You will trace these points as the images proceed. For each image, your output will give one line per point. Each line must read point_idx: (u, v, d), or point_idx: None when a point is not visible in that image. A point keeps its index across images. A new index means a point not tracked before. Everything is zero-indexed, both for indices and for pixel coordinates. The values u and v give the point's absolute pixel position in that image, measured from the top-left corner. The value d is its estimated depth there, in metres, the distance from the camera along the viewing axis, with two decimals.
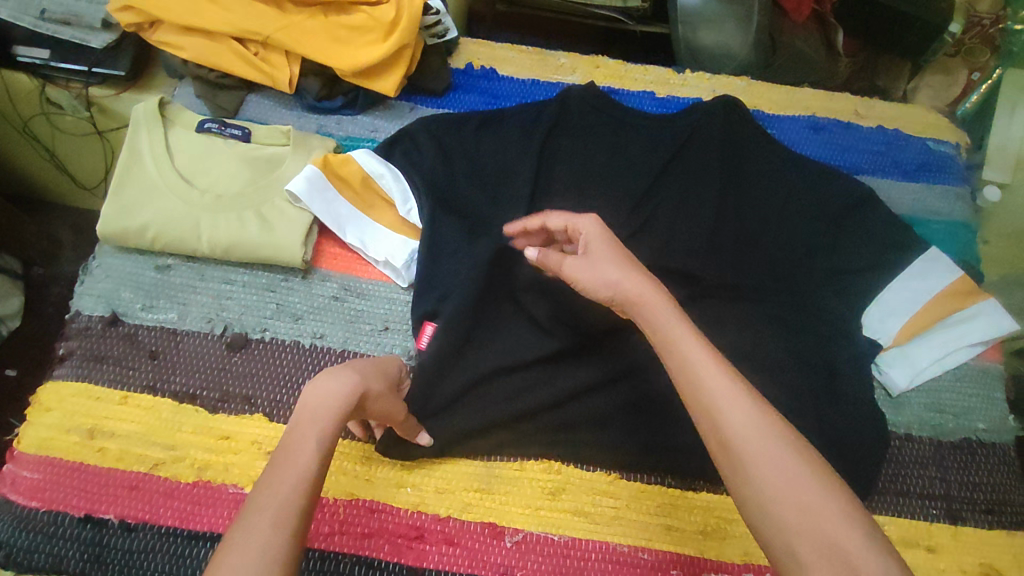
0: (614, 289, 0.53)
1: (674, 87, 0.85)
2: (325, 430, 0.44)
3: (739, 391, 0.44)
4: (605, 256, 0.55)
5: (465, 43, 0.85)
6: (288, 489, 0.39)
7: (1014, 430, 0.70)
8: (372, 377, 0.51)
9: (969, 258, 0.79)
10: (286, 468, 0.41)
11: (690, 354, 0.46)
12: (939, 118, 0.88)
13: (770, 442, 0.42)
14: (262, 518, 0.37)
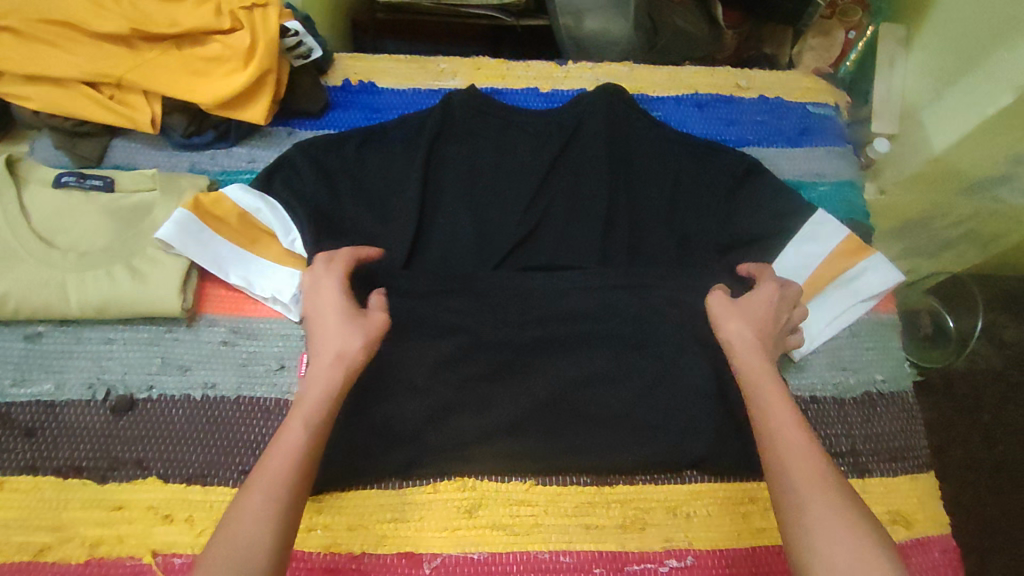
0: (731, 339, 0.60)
1: (557, 80, 0.85)
2: (306, 414, 0.52)
3: (815, 454, 0.51)
4: (739, 310, 0.62)
5: (340, 58, 0.82)
6: (276, 477, 0.48)
7: (910, 376, 0.73)
8: (341, 338, 0.57)
9: (857, 215, 0.82)
10: (277, 452, 0.50)
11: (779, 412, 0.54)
12: (817, 81, 0.90)
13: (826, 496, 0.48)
14: (256, 500, 0.47)
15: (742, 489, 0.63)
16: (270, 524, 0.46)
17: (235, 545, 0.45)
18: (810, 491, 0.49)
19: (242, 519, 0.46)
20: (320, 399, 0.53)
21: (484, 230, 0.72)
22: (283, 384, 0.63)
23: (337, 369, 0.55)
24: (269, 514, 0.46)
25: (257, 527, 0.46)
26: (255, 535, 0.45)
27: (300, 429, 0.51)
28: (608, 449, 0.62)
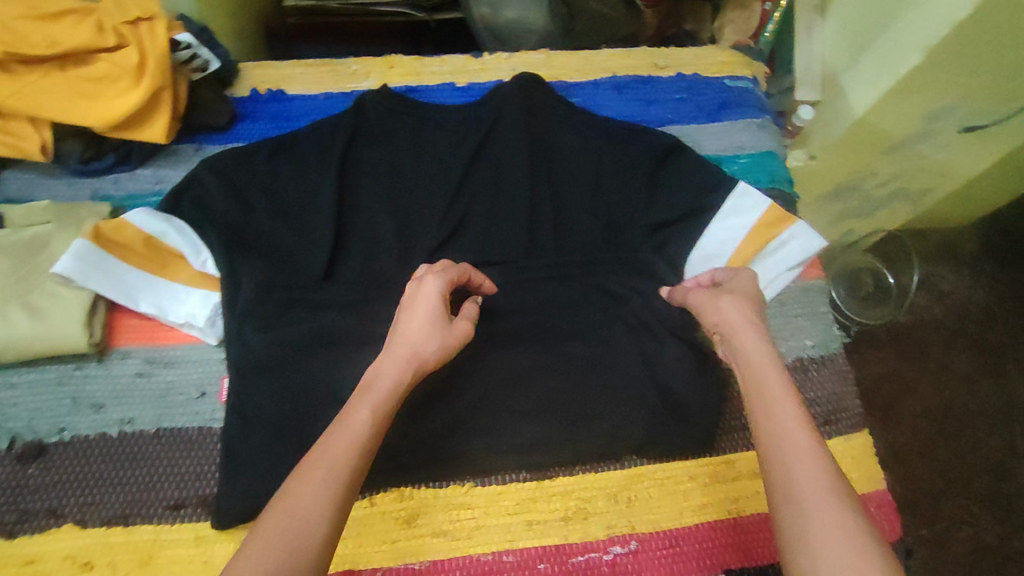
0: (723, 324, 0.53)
1: (473, 73, 0.83)
2: (376, 403, 0.45)
3: (819, 453, 0.41)
4: (730, 294, 0.55)
5: (246, 69, 0.80)
6: (342, 458, 0.41)
7: (840, 338, 0.75)
8: (421, 330, 0.51)
9: (780, 184, 0.82)
10: (341, 437, 0.43)
11: (777, 401, 0.44)
12: (733, 54, 0.90)
13: (827, 502, 0.38)
14: (312, 483, 0.40)
15: (681, 468, 0.64)
16: (327, 515, 0.39)
17: (276, 538, 0.37)
18: (809, 493, 0.39)
19: (297, 504, 0.38)
20: (389, 391, 0.47)
21: (407, 232, 0.70)
22: (204, 412, 0.61)
23: (410, 367, 0.48)
24: (326, 503, 0.39)
25: (305, 513, 0.38)
26: (301, 522, 0.38)
27: (368, 413, 0.44)
28: (544, 442, 0.62)
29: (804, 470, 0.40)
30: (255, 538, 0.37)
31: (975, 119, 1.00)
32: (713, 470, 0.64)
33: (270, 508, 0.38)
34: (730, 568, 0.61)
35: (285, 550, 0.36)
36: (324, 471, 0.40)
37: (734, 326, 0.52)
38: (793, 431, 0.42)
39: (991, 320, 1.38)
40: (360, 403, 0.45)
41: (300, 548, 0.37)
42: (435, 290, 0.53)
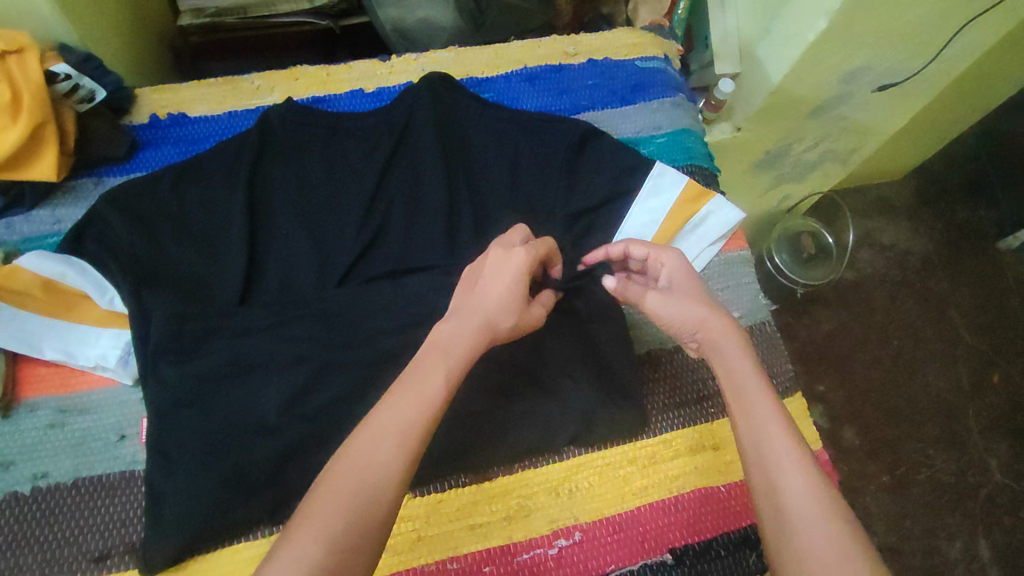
0: (696, 329, 0.55)
1: (382, 78, 0.82)
2: (451, 365, 0.47)
3: (807, 466, 0.46)
4: (689, 291, 0.57)
5: (142, 93, 0.76)
6: (406, 421, 0.44)
7: (765, 307, 0.77)
8: (502, 304, 0.52)
9: (698, 161, 0.83)
10: (413, 396, 0.45)
11: (756, 419, 0.49)
12: (642, 36, 0.91)
13: (821, 518, 0.43)
14: (383, 446, 0.42)
15: (620, 453, 0.64)
16: (394, 476, 0.42)
17: (342, 500, 0.40)
18: (804, 510, 0.44)
19: (365, 464, 0.41)
20: (466, 353, 0.49)
21: (324, 249, 0.69)
22: (123, 456, 0.59)
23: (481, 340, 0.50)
24: (395, 467, 0.42)
25: (377, 471, 0.41)
26: (367, 483, 0.41)
27: (445, 381, 0.46)
28: (479, 446, 0.61)
29: (797, 488, 0.45)
30: (317, 500, 0.40)
31: (889, 78, 1.07)
32: (651, 452, 0.65)
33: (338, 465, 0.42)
34: (673, 546, 0.62)
35: (351, 513, 0.40)
36: (398, 432, 0.43)
37: (711, 334, 0.54)
38: (781, 449, 0.47)
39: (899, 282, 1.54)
40: (434, 365, 0.47)
41: (366, 511, 0.40)
42: (524, 262, 0.54)
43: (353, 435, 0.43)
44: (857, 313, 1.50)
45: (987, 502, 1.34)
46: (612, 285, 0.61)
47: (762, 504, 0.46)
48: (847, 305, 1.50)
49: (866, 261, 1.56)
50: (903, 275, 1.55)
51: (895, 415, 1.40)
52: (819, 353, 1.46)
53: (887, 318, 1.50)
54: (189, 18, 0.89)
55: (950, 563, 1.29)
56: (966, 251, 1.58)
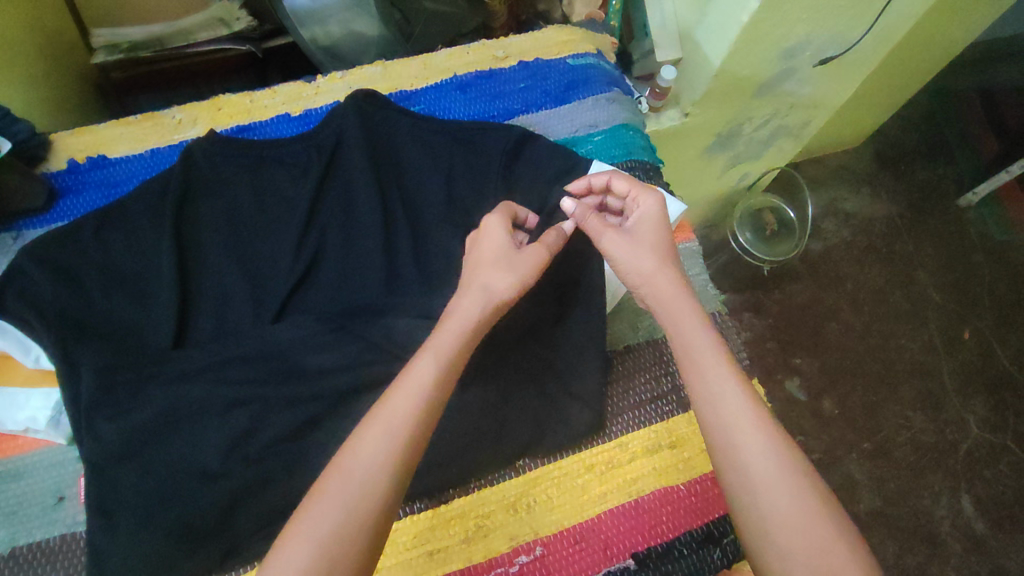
0: (645, 281, 0.56)
1: (308, 99, 0.80)
2: (441, 359, 0.50)
3: (756, 412, 0.48)
4: (638, 243, 0.58)
5: (59, 138, 0.75)
6: (386, 432, 0.45)
7: (715, 297, 0.76)
8: (492, 273, 0.56)
9: (637, 155, 0.83)
10: (403, 397, 0.47)
11: (712, 370, 0.50)
12: (572, 32, 0.90)
13: (771, 465, 0.46)
14: (374, 449, 0.45)
15: (576, 462, 0.64)
16: (386, 478, 0.44)
17: (335, 502, 0.42)
18: (756, 457, 0.46)
19: (355, 468, 0.44)
20: (456, 346, 0.52)
21: (259, 282, 0.68)
22: (62, 518, 0.58)
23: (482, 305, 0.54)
24: (388, 473, 0.44)
25: (368, 475, 0.44)
26: (361, 479, 0.44)
27: (436, 373, 0.49)
28: (432, 470, 0.60)
29: (749, 436, 0.47)
30: (309, 508, 0.43)
31: (827, 52, 1.07)
32: (607, 457, 0.64)
33: (331, 473, 0.44)
34: (636, 550, 0.61)
35: (341, 522, 0.42)
36: (389, 435, 0.45)
37: (661, 288, 0.55)
38: (731, 399, 0.49)
39: (863, 250, 1.54)
40: (419, 368, 0.49)
41: (357, 515, 0.42)
42: (500, 230, 0.60)
43: (346, 442, 0.46)
44: (826, 282, 1.51)
45: (967, 457, 1.35)
46: (574, 212, 0.62)
47: (717, 453, 0.48)
48: (816, 276, 1.51)
49: (830, 230, 1.57)
50: (868, 241, 1.56)
51: (870, 378, 1.42)
52: (790, 326, 1.46)
53: (856, 284, 1.51)
54: (104, 54, 0.89)
55: (937, 521, 1.29)
56: (929, 212, 1.59)
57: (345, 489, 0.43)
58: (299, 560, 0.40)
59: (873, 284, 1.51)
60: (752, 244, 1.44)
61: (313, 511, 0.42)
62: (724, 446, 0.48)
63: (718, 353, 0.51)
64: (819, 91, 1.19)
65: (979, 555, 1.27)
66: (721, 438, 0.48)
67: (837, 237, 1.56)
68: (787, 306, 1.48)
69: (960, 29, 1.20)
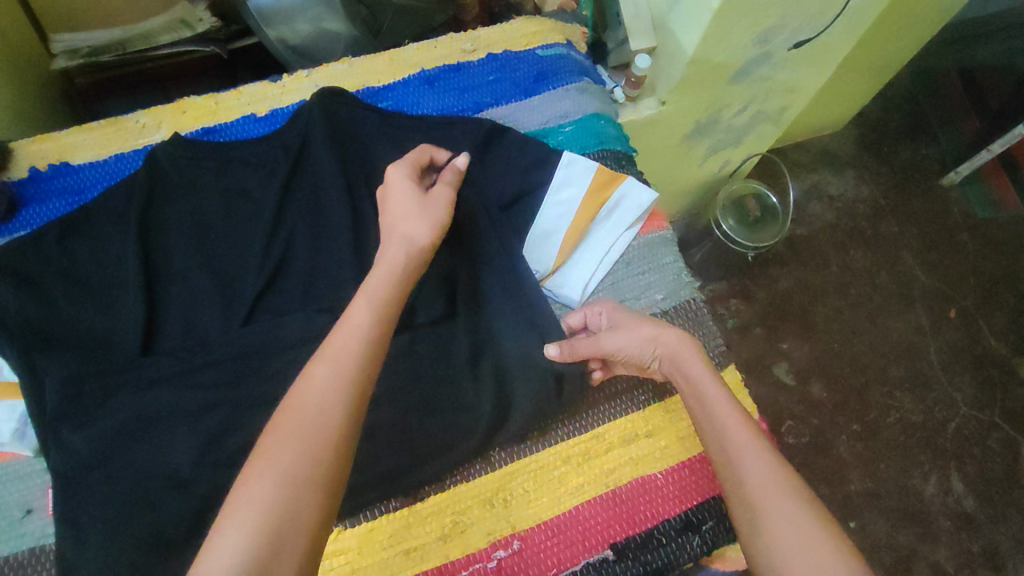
0: (666, 356, 0.62)
1: (273, 100, 0.79)
2: (372, 299, 0.54)
3: (763, 452, 0.53)
4: (645, 324, 0.63)
5: (19, 147, 0.74)
6: (335, 366, 0.49)
7: (689, 285, 0.75)
8: (406, 221, 0.61)
9: (608, 145, 0.82)
10: (344, 335, 0.51)
11: (733, 438, 0.54)
12: (541, 23, 0.89)
13: (778, 500, 0.50)
14: (326, 388, 0.48)
15: (553, 454, 0.63)
16: (337, 401, 0.48)
17: (294, 443, 0.45)
18: (765, 494, 0.51)
19: (309, 399, 0.47)
20: (385, 286, 0.56)
21: (229, 285, 0.67)
22: (29, 532, 0.57)
23: (405, 248, 0.59)
24: (337, 397, 0.48)
25: (319, 403, 0.47)
26: (317, 415, 0.47)
27: (367, 312, 0.53)
28: (407, 467, 0.60)
29: (757, 475, 0.52)
30: (269, 442, 0.46)
31: (802, 35, 1.06)
32: (584, 449, 0.64)
33: (285, 410, 0.47)
34: (614, 541, 0.61)
35: (298, 446, 0.45)
36: (333, 366, 0.49)
37: (670, 352, 0.61)
38: (740, 442, 0.54)
39: (847, 233, 1.54)
40: (360, 309, 0.53)
41: (318, 440, 0.46)
42: (402, 178, 0.64)
43: (296, 383, 0.49)
44: (811, 266, 1.51)
45: (956, 435, 1.35)
46: (559, 354, 0.62)
47: (731, 495, 0.53)
48: (802, 261, 1.51)
49: (815, 214, 1.56)
50: (853, 224, 1.56)
51: (858, 360, 1.42)
52: (777, 311, 1.46)
53: (843, 267, 1.51)
54: (64, 59, 0.88)
55: (927, 500, 1.30)
56: (912, 192, 1.59)
57: (301, 429, 0.46)
58: (262, 486, 0.44)
59: (859, 266, 1.51)
60: (734, 229, 1.41)
61: (271, 451, 0.45)
62: (748, 518, 0.51)
63: (726, 402, 0.57)
64: (795, 76, 1.19)
65: (970, 532, 1.28)
66: (734, 478, 0.53)
67: (822, 221, 1.56)
68: (773, 291, 1.48)
69: (935, 9, 1.20)
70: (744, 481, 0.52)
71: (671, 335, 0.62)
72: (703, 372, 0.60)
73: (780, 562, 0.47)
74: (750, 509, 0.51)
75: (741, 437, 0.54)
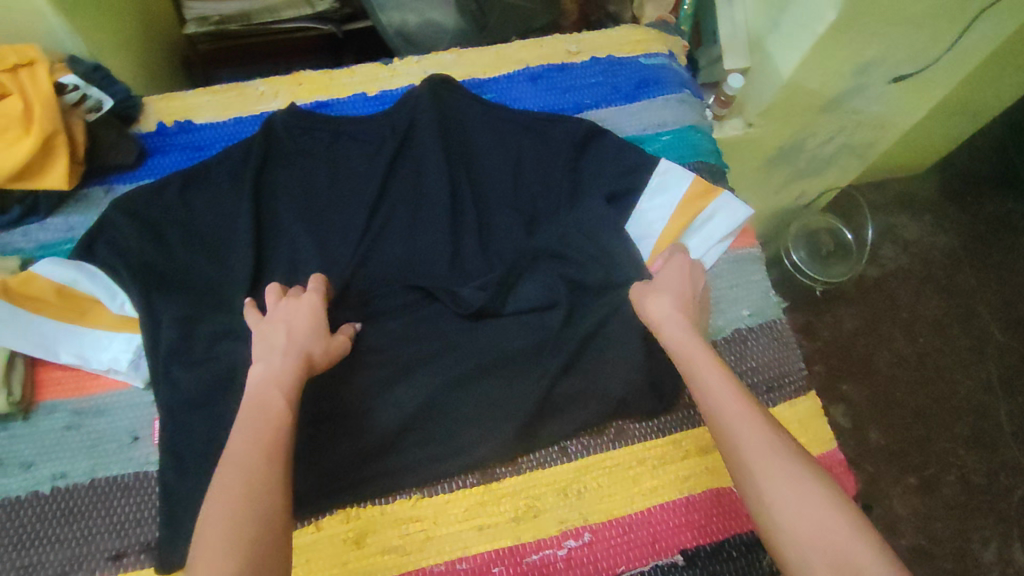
0: (665, 325, 0.61)
1: (384, 81, 0.82)
2: (281, 386, 0.53)
3: (754, 413, 0.52)
4: (665, 290, 0.63)
5: (150, 101, 0.78)
6: (256, 455, 0.48)
7: (776, 304, 0.75)
8: (316, 341, 0.58)
9: (703, 158, 0.82)
10: (259, 424, 0.50)
11: (728, 402, 0.53)
12: (646, 32, 0.90)
13: (776, 465, 0.49)
14: (254, 473, 0.47)
15: (629, 453, 0.64)
16: (274, 484, 0.47)
17: (233, 531, 0.44)
18: (764, 460, 0.49)
19: (239, 488, 0.46)
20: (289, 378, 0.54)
21: (329, 252, 0.70)
22: (135, 458, 0.61)
23: (302, 360, 0.56)
24: (273, 477, 0.47)
25: (255, 484, 0.46)
26: (254, 496, 0.46)
27: (280, 400, 0.52)
28: (487, 443, 0.62)
29: (753, 439, 0.50)
30: (207, 539, 0.44)
31: (904, 69, 1.04)
32: (661, 453, 0.65)
33: (217, 503, 0.45)
34: (684, 547, 0.61)
35: (246, 531, 0.44)
36: (260, 446, 0.48)
37: (665, 329, 0.60)
38: (734, 410, 0.52)
39: (921, 280, 1.50)
40: (267, 396, 0.52)
41: (264, 524, 0.45)
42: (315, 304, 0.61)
43: (217, 478, 0.47)
44: (879, 310, 1.47)
45: (1021, 503, 1.29)
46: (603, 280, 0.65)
47: (731, 466, 0.51)
48: (870, 302, 1.47)
49: (886, 257, 1.52)
50: (928, 271, 1.51)
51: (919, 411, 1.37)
52: (838, 351, 1.42)
53: (913, 314, 1.46)
54: (194, 26, 0.91)
55: (984, 566, 1.24)
56: (995, 245, 1.53)
57: (233, 520, 0.44)
58: (221, 571, 0.41)
59: (929, 316, 1.46)
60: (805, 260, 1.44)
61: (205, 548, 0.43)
62: (749, 480, 0.49)
63: (717, 372, 0.56)
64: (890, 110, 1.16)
65: None
66: (731, 449, 0.51)
67: (895, 265, 1.51)
68: (837, 331, 1.44)
69: None
70: (742, 452, 0.50)
71: (669, 310, 0.61)
72: (694, 343, 0.59)
73: (784, 528, 0.46)
74: (752, 479, 0.49)
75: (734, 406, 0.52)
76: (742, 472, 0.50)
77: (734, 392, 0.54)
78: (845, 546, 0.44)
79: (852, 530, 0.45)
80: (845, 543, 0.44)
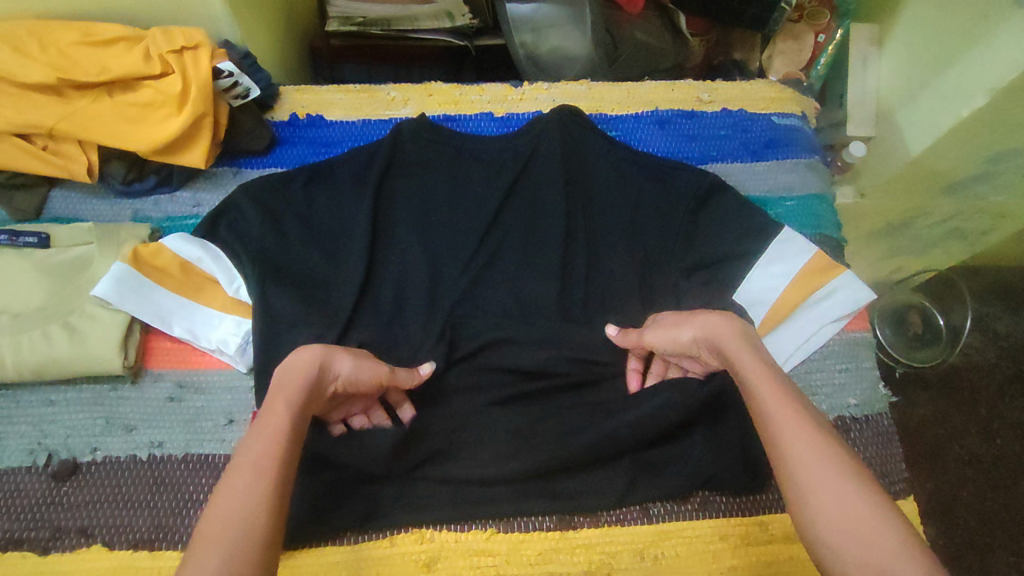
0: (709, 338, 0.57)
1: (513, 103, 0.83)
2: (292, 399, 0.50)
3: (803, 420, 0.48)
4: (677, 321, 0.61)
5: (287, 92, 0.81)
6: (243, 459, 0.45)
7: (884, 398, 0.72)
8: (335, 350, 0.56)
9: (826, 229, 0.79)
10: (259, 437, 0.47)
11: (774, 411, 0.49)
12: (782, 90, 0.87)
13: (824, 475, 0.45)
14: (242, 480, 0.44)
15: (711, 527, 0.64)
16: (265, 500, 0.44)
17: (216, 541, 0.41)
18: (810, 472, 0.45)
19: (229, 494, 0.43)
20: (300, 385, 0.51)
21: (438, 267, 0.70)
22: (229, 439, 0.64)
23: (318, 368, 0.53)
24: (260, 489, 0.44)
25: (241, 501, 0.43)
26: (242, 506, 0.43)
27: (287, 413, 0.49)
28: (566, 491, 0.63)
29: (801, 451, 0.46)
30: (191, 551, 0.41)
31: None
32: (745, 532, 0.64)
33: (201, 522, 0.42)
34: None
35: (227, 532, 0.41)
36: (255, 460, 0.45)
37: (712, 335, 0.57)
38: (780, 415, 0.49)
39: None
40: (276, 401, 0.49)
41: (251, 533, 0.42)
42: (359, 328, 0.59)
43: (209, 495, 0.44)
44: (972, 406, 1.01)
45: None
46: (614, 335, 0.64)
47: (776, 474, 0.48)
48: (990, 396, 1.02)
49: (970, 343, 1.05)
50: (1019, 368, 1.04)
51: (1009, 534, 0.94)
52: (904, 443, 0.99)
53: (992, 414, 1.01)
54: (338, 24, 0.94)
55: None
56: None
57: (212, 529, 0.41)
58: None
59: (1016, 417, 1.01)
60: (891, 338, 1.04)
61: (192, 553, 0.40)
62: (793, 496, 0.46)
63: (767, 378, 0.52)
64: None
65: None
66: (778, 458, 0.48)
67: (1010, 344, 1.05)
68: (905, 415, 1.01)
69: None
70: (786, 458, 0.47)
71: (712, 316, 0.59)
72: (744, 346, 0.55)
73: (824, 538, 0.43)
74: (796, 494, 0.45)
75: (778, 413, 0.49)
76: (786, 478, 0.47)
77: (781, 401, 0.50)
78: (886, 560, 0.40)
79: (899, 546, 0.40)
80: (888, 557, 0.40)
